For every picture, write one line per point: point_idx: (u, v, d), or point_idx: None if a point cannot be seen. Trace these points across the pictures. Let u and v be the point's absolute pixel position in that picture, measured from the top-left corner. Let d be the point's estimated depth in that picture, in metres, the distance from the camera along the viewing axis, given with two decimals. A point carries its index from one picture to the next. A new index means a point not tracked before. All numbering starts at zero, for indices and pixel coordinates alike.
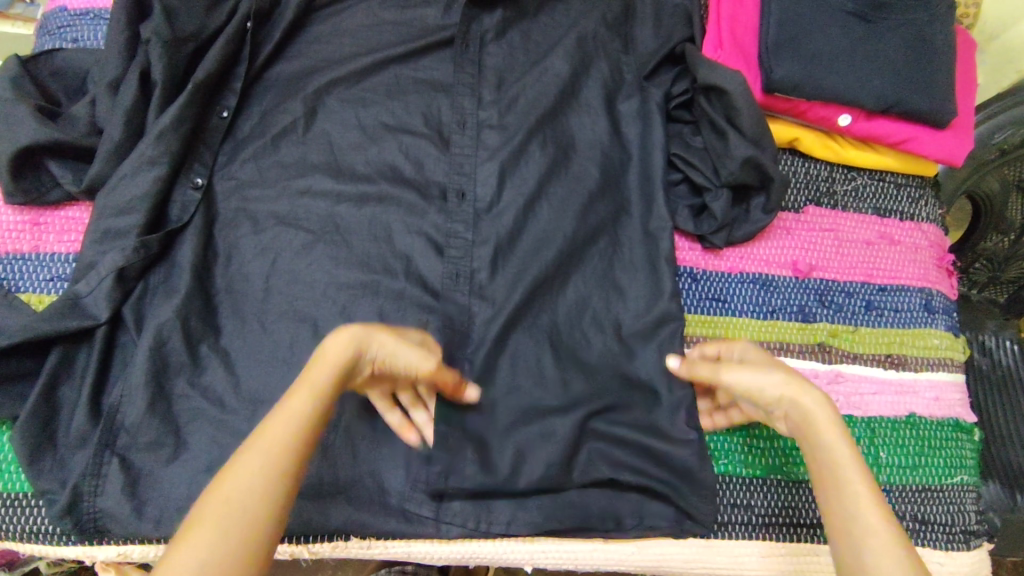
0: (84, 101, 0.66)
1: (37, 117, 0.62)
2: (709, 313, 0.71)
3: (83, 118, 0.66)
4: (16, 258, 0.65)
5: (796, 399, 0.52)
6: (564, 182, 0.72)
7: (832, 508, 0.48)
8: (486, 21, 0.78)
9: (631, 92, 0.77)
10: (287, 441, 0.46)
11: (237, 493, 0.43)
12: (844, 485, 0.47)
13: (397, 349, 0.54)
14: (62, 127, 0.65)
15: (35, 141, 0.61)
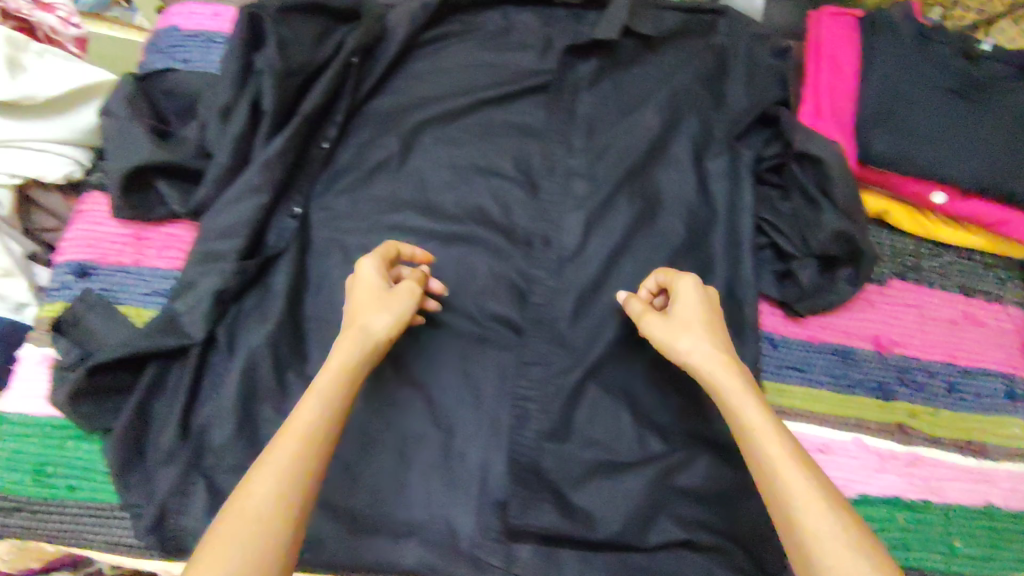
0: (195, 125, 0.69)
1: (152, 140, 0.65)
2: (788, 382, 0.71)
3: (192, 142, 0.68)
4: (118, 271, 0.67)
5: (705, 362, 0.55)
6: (648, 238, 0.73)
7: (767, 484, 0.48)
8: (580, 69, 0.79)
9: (720, 150, 0.76)
10: (299, 446, 0.47)
11: (253, 504, 0.44)
12: (773, 459, 0.49)
13: (398, 318, 0.56)
14: (172, 149, 0.67)
15: (149, 162, 0.64)
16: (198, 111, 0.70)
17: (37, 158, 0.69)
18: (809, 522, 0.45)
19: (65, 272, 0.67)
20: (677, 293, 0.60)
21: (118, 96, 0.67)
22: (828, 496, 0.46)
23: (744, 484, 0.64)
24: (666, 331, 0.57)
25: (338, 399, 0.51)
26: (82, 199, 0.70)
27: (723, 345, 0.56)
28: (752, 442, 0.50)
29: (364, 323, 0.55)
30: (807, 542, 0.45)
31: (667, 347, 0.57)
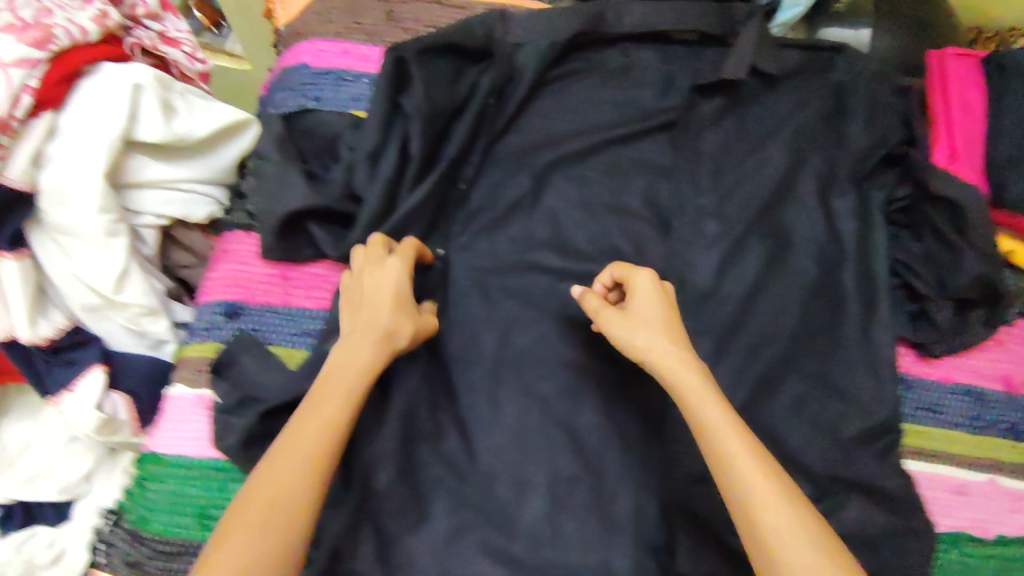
0: (340, 167, 0.69)
1: (306, 184, 0.65)
2: (923, 423, 0.72)
3: (339, 183, 0.68)
4: (266, 311, 0.68)
5: (663, 359, 0.58)
6: (781, 279, 0.74)
7: (728, 483, 0.52)
8: (704, 108, 0.79)
9: (846, 188, 0.77)
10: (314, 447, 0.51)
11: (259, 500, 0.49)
12: (728, 460, 0.52)
13: (408, 326, 0.60)
14: (322, 191, 0.67)
15: (306, 207, 0.64)
16: (341, 153, 0.70)
17: (187, 198, 0.70)
18: (769, 516, 0.49)
19: (215, 311, 0.68)
20: (627, 291, 0.63)
21: (267, 139, 0.68)
22: (785, 492, 0.50)
23: (894, 527, 0.65)
24: (625, 328, 0.60)
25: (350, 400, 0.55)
26: (226, 238, 0.71)
27: (677, 343, 0.59)
28: (710, 437, 0.53)
29: (381, 330, 0.58)
30: (765, 535, 0.48)
31: (626, 344, 0.60)
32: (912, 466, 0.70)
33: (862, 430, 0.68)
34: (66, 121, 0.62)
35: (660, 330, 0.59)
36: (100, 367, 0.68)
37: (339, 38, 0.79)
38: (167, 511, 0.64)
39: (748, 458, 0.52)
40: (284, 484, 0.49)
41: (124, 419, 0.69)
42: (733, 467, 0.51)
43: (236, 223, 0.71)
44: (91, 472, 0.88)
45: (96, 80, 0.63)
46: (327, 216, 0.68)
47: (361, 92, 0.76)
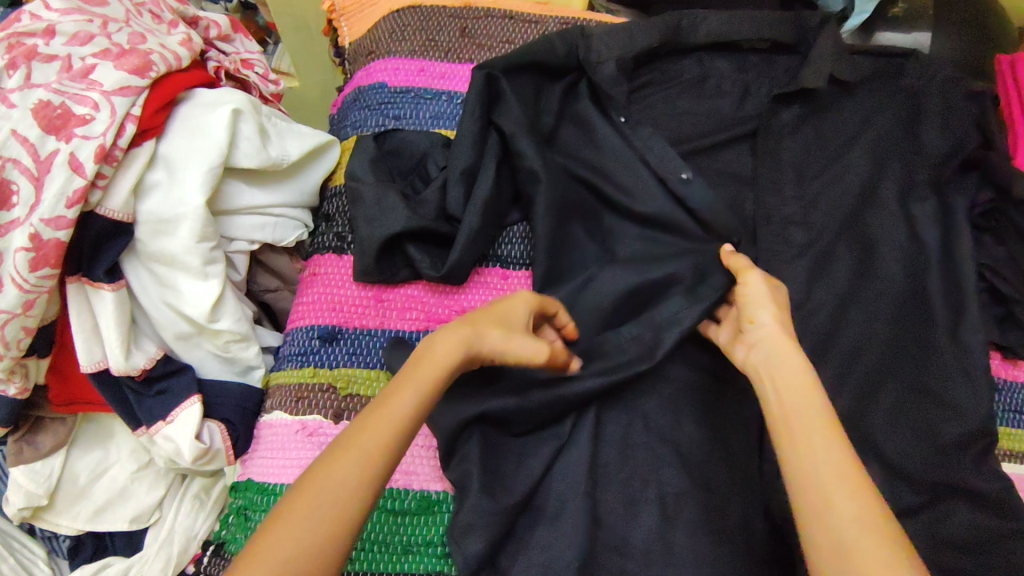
0: (434, 186, 0.69)
1: (406, 205, 0.65)
2: (1015, 426, 0.72)
3: (435, 202, 0.68)
4: (363, 333, 0.67)
5: (779, 340, 0.56)
6: (872, 284, 0.73)
7: (790, 455, 0.48)
8: (783, 116, 0.80)
9: (926, 193, 0.77)
10: (382, 446, 0.46)
11: (326, 492, 0.43)
12: (807, 435, 0.48)
13: (509, 351, 0.56)
14: (418, 211, 0.66)
15: (409, 228, 0.64)
16: (432, 173, 0.70)
17: (279, 222, 0.68)
18: (836, 497, 0.44)
19: (311, 336, 0.67)
20: (744, 267, 0.62)
21: (361, 160, 0.67)
22: (862, 482, 0.45)
23: (1003, 532, 0.65)
24: (763, 292, 0.59)
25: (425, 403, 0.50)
26: (316, 261, 0.70)
27: (790, 326, 0.57)
28: (795, 405, 0.50)
29: (484, 337, 0.55)
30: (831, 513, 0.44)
31: (750, 304, 0.59)
32: (1009, 469, 0.70)
33: (964, 437, 0.68)
34: (165, 147, 0.61)
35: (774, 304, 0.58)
36: (198, 397, 0.66)
37: (415, 56, 0.79)
38: None
39: (831, 439, 0.47)
40: (345, 479, 0.44)
41: (220, 448, 0.67)
42: (804, 437, 0.48)
43: (326, 246, 0.70)
44: (162, 500, 0.86)
45: (195, 108, 0.63)
46: (424, 236, 0.67)
47: (442, 110, 0.76)
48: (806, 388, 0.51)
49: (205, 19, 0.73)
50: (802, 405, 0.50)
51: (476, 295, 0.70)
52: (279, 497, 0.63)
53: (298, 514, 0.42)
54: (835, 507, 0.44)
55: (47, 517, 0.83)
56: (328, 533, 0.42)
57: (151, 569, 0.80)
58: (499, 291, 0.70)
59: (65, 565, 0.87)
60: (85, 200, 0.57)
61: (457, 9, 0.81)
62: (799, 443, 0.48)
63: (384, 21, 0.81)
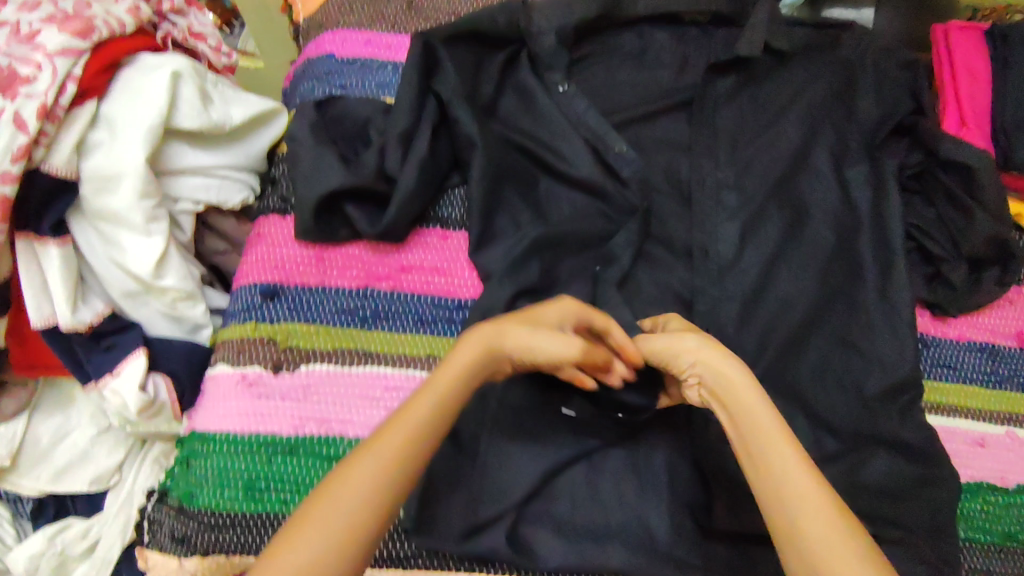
0: (372, 148, 0.70)
1: (341, 165, 0.67)
2: (942, 380, 0.74)
3: (373, 163, 0.70)
4: (303, 291, 0.70)
5: (723, 370, 0.55)
6: (800, 245, 0.76)
7: (763, 490, 0.49)
8: (719, 85, 0.82)
9: (858, 158, 0.80)
10: (405, 444, 0.47)
11: (349, 486, 0.45)
12: (772, 467, 0.49)
13: (550, 355, 0.56)
14: (356, 172, 0.69)
15: (343, 186, 0.67)
16: (372, 136, 0.72)
17: (223, 184, 0.71)
18: (807, 524, 0.46)
19: (254, 293, 0.69)
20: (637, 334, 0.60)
21: (301, 123, 0.70)
22: (831, 503, 0.47)
23: (921, 478, 0.67)
24: (672, 339, 0.57)
25: (449, 406, 0.51)
26: (260, 222, 0.72)
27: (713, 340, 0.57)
28: (752, 441, 0.51)
29: (506, 338, 0.56)
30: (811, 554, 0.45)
31: (668, 359, 0.58)
32: (935, 421, 0.72)
33: (885, 388, 0.70)
34: (109, 108, 0.64)
35: (692, 334, 0.57)
36: (143, 350, 0.69)
37: (364, 28, 0.81)
38: (213, 481, 0.63)
39: (795, 465, 0.49)
40: (372, 479, 0.45)
41: (165, 400, 0.70)
42: (772, 470, 0.49)
43: (270, 208, 0.72)
44: (122, 463, 0.89)
45: (138, 71, 0.65)
46: (361, 195, 0.69)
47: (387, 79, 0.78)
48: (758, 420, 0.52)
49: None
50: (765, 433, 0.51)
51: (415, 254, 0.72)
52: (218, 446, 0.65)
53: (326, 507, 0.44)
54: (804, 532, 0.46)
55: (11, 478, 0.85)
56: (355, 528, 0.44)
57: (110, 530, 0.86)
58: (437, 250, 0.73)
59: (29, 526, 0.90)
60: (29, 157, 0.60)
61: None
62: (769, 477, 0.49)
63: None
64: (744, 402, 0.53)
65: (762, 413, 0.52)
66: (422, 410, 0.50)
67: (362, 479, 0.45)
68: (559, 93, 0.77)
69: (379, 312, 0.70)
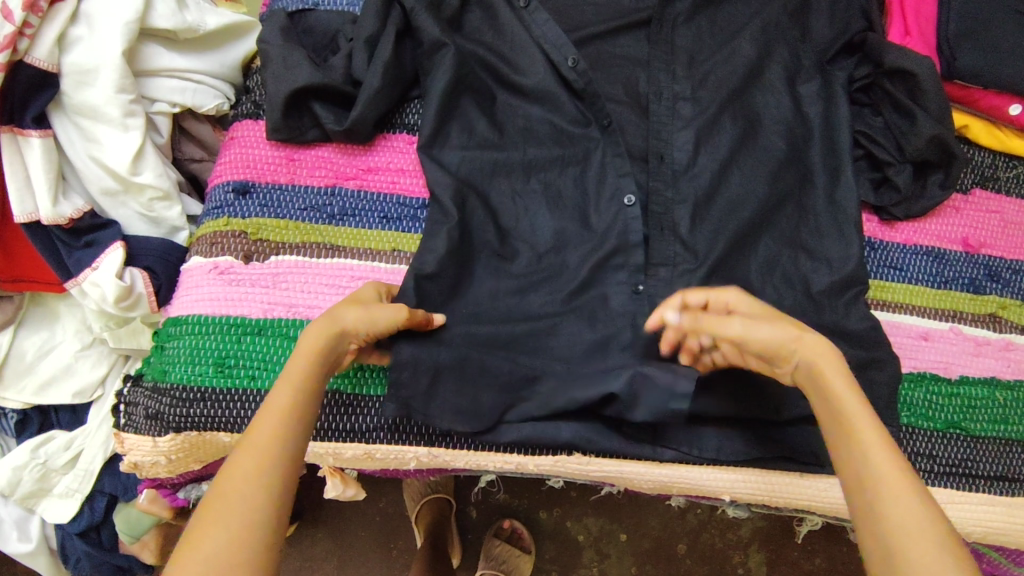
0: (340, 54, 0.75)
1: (309, 64, 0.71)
2: (889, 279, 0.77)
3: (341, 66, 0.74)
4: (275, 188, 0.73)
5: (815, 355, 0.53)
6: (752, 153, 0.79)
7: (855, 477, 0.47)
8: (677, 6, 0.85)
9: (810, 75, 0.83)
10: (274, 440, 0.48)
11: (223, 501, 0.45)
12: (860, 450, 0.47)
13: (371, 321, 0.57)
14: (325, 74, 0.73)
15: (310, 83, 0.70)
16: (341, 44, 0.76)
17: (198, 88, 0.74)
18: (891, 512, 0.44)
19: (226, 191, 0.72)
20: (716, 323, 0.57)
21: (272, 27, 0.73)
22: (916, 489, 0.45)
23: (864, 363, 0.70)
24: (762, 331, 0.55)
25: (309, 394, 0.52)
26: (235, 127, 0.76)
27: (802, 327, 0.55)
28: (847, 427, 0.49)
29: (342, 318, 0.56)
30: (888, 514, 0.44)
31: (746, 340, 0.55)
32: (881, 316, 0.75)
33: (832, 282, 0.73)
34: (89, 5, 0.67)
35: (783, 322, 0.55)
36: (121, 244, 0.72)
37: None
38: (188, 360, 0.66)
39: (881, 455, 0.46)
40: (246, 486, 0.45)
41: (142, 292, 0.73)
42: (859, 455, 0.47)
43: (244, 112, 0.76)
44: (105, 377, 0.91)
45: None
46: (329, 96, 0.73)
47: None
48: (848, 412, 0.49)
49: None
50: (855, 421, 0.49)
51: (382, 156, 0.76)
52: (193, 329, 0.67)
53: (215, 513, 0.44)
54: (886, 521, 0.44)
55: None
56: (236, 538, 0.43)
57: (93, 440, 0.88)
58: (403, 153, 0.76)
59: (12, 440, 0.93)
60: (13, 47, 0.63)
61: None
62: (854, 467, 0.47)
63: None
64: (836, 390, 0.51)
65: (848, 398, 0.50)
66: (280, 399, 0.50)
67: (251, 473, 0.46)
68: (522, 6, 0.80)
69: (346, 209, 0.73)
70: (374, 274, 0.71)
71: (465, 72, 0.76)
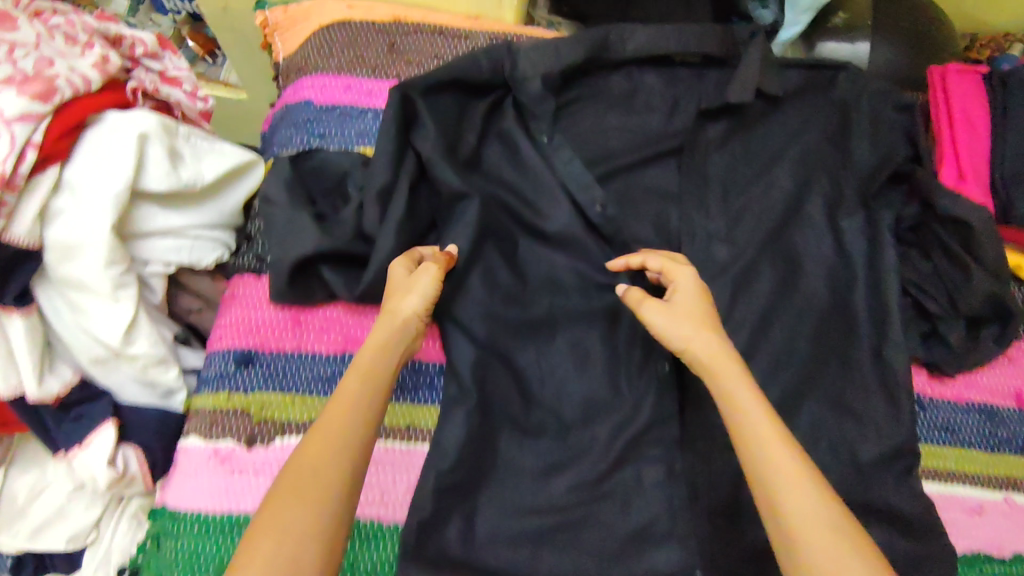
0: (350, 206, 0.70)
1: (317, 228, 0.66)
2: (939, 443, 0.72)
3: (350, 220, 0.69)
4: (279, 357, 0.67)
5: (709, 358, 0.59)
6: (794, 302, 0.74)
7: (759, 478, 0.53)
8: (710, 131, 0.80)
9: (853, 208, 0.77)
10: (345, 428, 0.52)
11: (299, 487, 0.49)
12: (762, 458, 0.53)
13: (427, 300, 0.61)
14: (333, 232, 0.67)
15: (317, 251, 0.65)
16: (351, 193, 0.71)
17: (195, 244, 0.67)
18: (796, 519, 0.50)
19: (227, 360, 0.67)
20: (637, 305, 0.64)
21: (274, 181, 0.68)
22: (813, 488, 0.51)
23: (916, 552, 0.65)
24: (666, 322, 0.61)
25: (376, 390, 0.55)
26: (235, 283, 0.70)
27: (720, 335, 0.61)
28: (747, 435, 0.54)
29: (400, 308, 0.60)
30: (773, 482, 0.52)
31: (665, 339, 0.61)
32: (931, 488, 0.70)
33: (881, 454, 0.69)
34: (72, 172, 0.60)
35: (695, 325, 0.61)
36: (112, 421, 0.67)
37: (343, 73, 0.80)
38: (189, 565, 0.60)
39: (786, 462, 0.52)
40: (318, 470, 0.49)
41: (137, 472, 0.69)
42: (767, 466, 0.53)
43: (245, 267, 0.70)
44: (99, 518, 0.85)
45: (105, 131, 0.61)
46: (339, 257, 0.69)
47: (367, 127, 0.77)
48: (755, 423, 0.55)
49: (130, 38, 0.73)
50: (754, 428, 0.55)
51: None
52: (194, 526, 0.61)
53: (287, 495, 0.48)
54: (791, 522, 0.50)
55: None
56: (309, 517, 0.47)
57: None
58: None
59: None
60: None
61: (386, 24, 0.82)
62: (763, 472, 0.53)
63: (313, 38, 0.82)
64: (747, 410, 0.56)
65: (753, 411, 0.55)
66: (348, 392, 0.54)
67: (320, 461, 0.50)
68: (545, 143, 0.75)
69: None
70: (388, 456, 0.66)
71: (486, 222, 0.71)
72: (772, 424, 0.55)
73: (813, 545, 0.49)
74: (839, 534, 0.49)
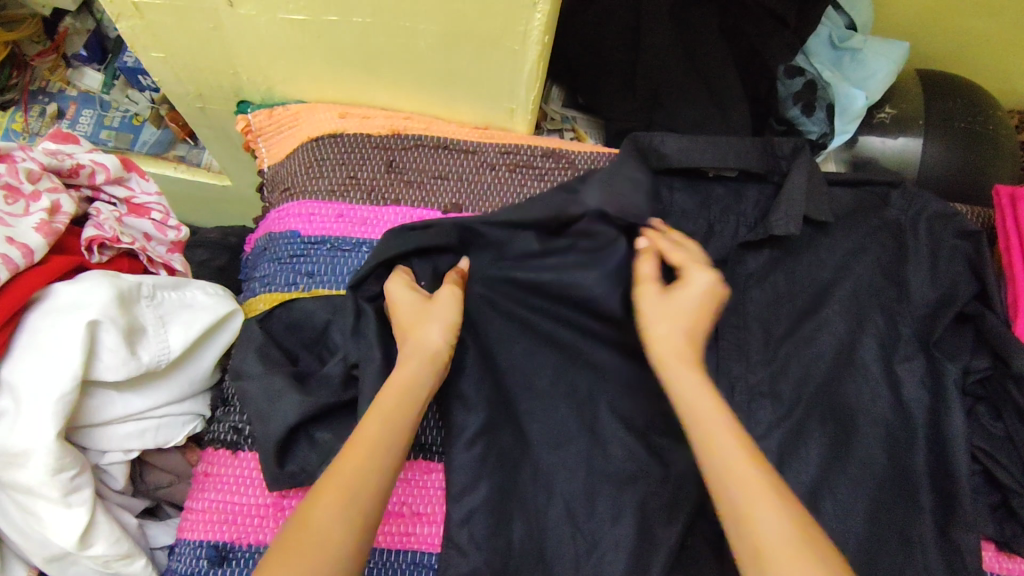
0: (338, 357, 0.59)
1: (299, 392, 0.55)
2: None
3: (337, 378, 0.58)
4: (259, 551, 0.58)
5: (671, 360, 0.53)
6: (849, 468, 0.65)
7: (715, 483, 0.47)
8: (750, 263, 0.71)
9: (911, 352, 0.68)
10: (360, 467, 0.45)
11: (303, 534, 0.42)
12: (718, 459, 0.47)
13: (449, 326, 0.55)
14: (319, 392, 0.57)
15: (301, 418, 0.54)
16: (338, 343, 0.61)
17: (161, 424, 0.59)
18: (756, 519, 0.44)
19: (199, 557, 0.58)
20: (643, 278, 0.58)
21: (246, 348, 0.59)
22: (776, 493, 0.45)
23: None
24: (653, 308, 0.56)
25: (400, 422, 0.49)
26: (209, 458, 0.61)
27: (699, 348, 0.55)
28: (705, 437, 0.49)
29: (421, 336, 0.54)
30: (727, 482, 0.46)
31: (645, 316, 0.56)
32: None
33: None
34: (10, 372, 0.51)
35: (688, 334, 0.54)
36: None
37: (333, 198, 0.70)
38: None
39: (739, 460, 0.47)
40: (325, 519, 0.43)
41: None
42: (721, 466, 0.47)
43: (220, 439, 0.61)
44: None
45: (49, 317, 0.53)
46: (331, 416, 0.57)
47: (363, 264, 0.68)
48: (705, 414, 0.49)
49: (89, 166, 0.64)
50: (708, 429, 0.49)
51: (398, 494, 0.63)
52: None
53: (292, 543, 0.42)
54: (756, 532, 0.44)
55: None
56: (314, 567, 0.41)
57: None
58: (420, 491, 0.63)
59: None
60: None
61: (383, 138, 0.73)
62: (719, 476, 0.47)
63: (302, 153, 0.73)
64: (700, 410, 0.50)
65: (709, 410, 0.50)
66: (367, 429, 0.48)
67: (327, 509, 0.43)
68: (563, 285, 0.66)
69: None
70: None
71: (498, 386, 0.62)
72: (729, 424, 0.49)
73: (760, 523, 0.44)
74: (801, 540, 0.43)
